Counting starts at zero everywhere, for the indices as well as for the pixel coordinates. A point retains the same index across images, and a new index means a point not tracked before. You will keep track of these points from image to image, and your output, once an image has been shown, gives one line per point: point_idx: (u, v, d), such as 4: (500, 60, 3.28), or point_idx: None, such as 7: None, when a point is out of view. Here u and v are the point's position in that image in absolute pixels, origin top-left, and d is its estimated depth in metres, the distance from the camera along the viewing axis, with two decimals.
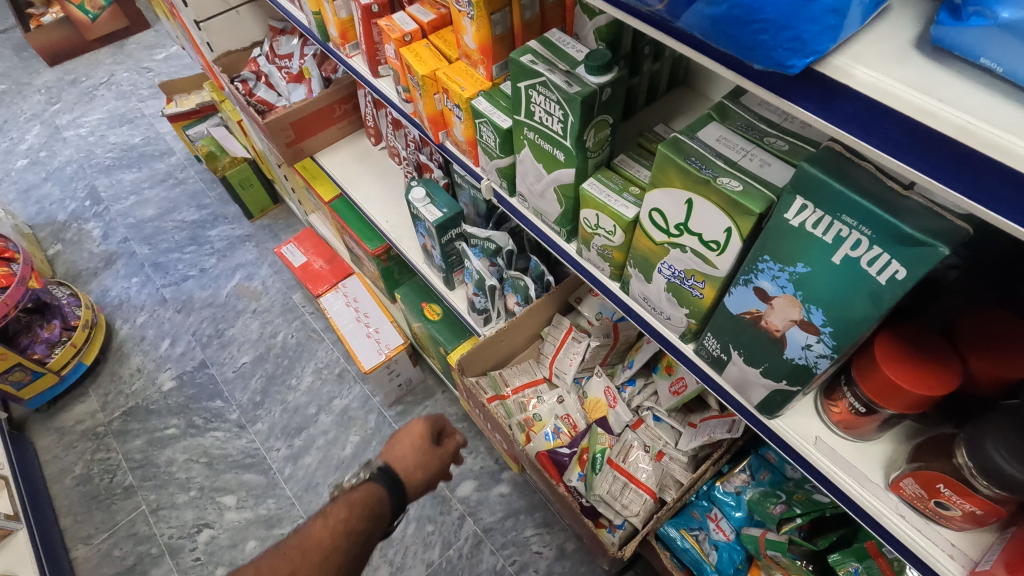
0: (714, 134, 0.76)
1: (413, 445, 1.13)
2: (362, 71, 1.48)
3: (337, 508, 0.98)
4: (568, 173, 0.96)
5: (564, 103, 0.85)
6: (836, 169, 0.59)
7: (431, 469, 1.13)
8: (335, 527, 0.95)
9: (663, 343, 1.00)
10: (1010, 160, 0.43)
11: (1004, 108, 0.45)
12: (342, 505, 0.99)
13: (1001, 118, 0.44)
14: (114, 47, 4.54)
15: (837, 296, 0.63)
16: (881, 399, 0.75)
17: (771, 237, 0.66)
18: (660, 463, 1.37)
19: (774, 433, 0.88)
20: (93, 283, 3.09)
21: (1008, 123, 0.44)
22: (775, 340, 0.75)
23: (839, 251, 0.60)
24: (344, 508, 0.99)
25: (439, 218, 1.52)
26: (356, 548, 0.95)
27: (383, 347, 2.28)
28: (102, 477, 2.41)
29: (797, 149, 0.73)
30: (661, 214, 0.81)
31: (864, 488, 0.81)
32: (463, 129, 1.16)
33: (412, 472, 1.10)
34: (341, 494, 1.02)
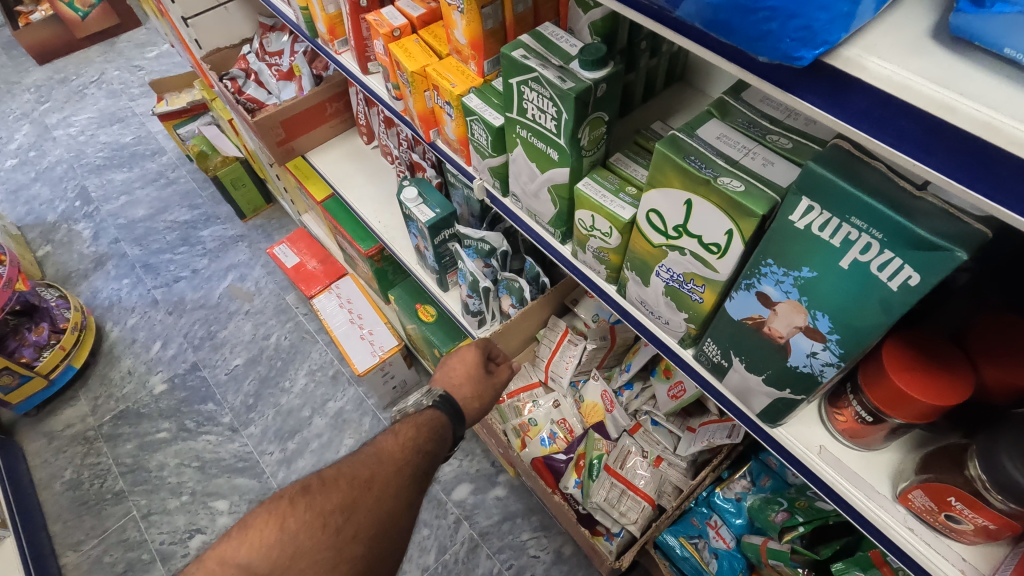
0: (715, 131, 0.72)
1: (468, 367, 1.28)
2: (351, 68, 1.44)
3: (409, 424, 1.04)
4: (563, 172, 0.92)
5: (558, 100, 0.82)
6: (845, 169, 0.55)
7: (484, 395, 1.26)
8: (409, 438, 1.00)
9: (662, 348, 0.96)
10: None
11: None
12: (412, 424, 1.04)
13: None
14: (105, 45, 4.48)
15: (845, 302, 0.60)
16: (889, 408, 0.71)
17: (775, 240, 0.63)
18: (659, 470, 1.32)
19: (777, 442, 0.85)
20: (83, 284, 3.04)
21: None
22: (778, 347, 0.72)
23: (847, 255, 0.57)
24: (414, 426, 1.04)
25: (432, 219, 1.48)
26: (428, 458, 1.00)
27: (377, 348, 2.24)
28: (92, 483, 2.37)
29: (802, 147, 0.69)
30: (659, 216, 0.77)
31: (870, 500, 0.78)
32: (455, 127, 1.12)
33: (471, 394, 1.23)
34: (410, 415, 1.08)
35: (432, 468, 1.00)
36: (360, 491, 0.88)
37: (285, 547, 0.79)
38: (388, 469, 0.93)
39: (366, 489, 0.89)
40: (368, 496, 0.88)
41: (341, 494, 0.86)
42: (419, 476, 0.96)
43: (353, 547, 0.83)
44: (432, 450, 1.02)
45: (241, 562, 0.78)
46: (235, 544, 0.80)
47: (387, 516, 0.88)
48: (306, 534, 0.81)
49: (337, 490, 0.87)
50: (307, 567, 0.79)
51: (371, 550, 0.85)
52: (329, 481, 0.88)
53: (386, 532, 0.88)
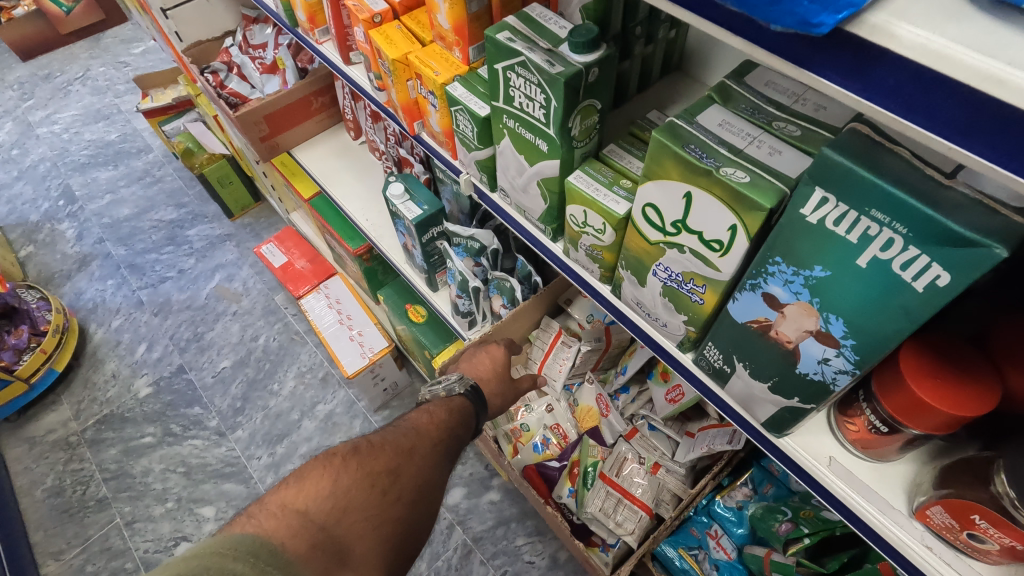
0: (716, 117, 0.66)
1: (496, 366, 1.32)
2: (332, 58, 1.37)
3: (439, 407, 1.12)
4: (553, 165, 0.86)
5: (546, 86, 0.76)
6: (864, 155, 0.49)
7: (507, 393, 1.32)
8: (441, 420, 1.09)
9: (660, 352, 0.90)
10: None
11: None
12: (441, 407, 1.13)
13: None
14: (90, 41, 4.39)
15: (862, 304, 0.54)
16: (905, 418, 0.66)
17: (784, 236, 0.57)
18: (657, 477, 1.27)
19: (783, 452, 0.80)
20: (67, 285, 2.97)
21: None
22: (786, 354, 0.66)
23: (866, 253, 0.51)
24: (444, 410, 1.12)
25: (419, 216, 1.43)
26: (456, 440, 1.08)
27: (367, 350, 2.18)
28: (74, 490, 2.30)
29: (811, 135, 0.63)
30: (656, 211, 0.72)
31: (885, 515, 0.73)
32: (439, 118, 1.06)
33: (497, 390, 1.29)
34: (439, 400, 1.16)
35: (459, 449, 1.09)
36: (403, 460, 0.95)
37: (340, 499, 0.83)
38: (426, 444, 1.01)
39: (409, 459, 0.96)
40: (410, 465, 0.95)
41: (387, 460, 0.93)
42: (450, 453, 1.05)
43: (398, 508, 0.88)
44: (460, 433, 1.10)
45: (299, 508, 0.79)
46: (291, 491, 0.81)
47: (426, 485, 0.95)
48: (358, 490, 0.85)
49: (382, 456, 0.93)
50: (359, 520, 0.83)
51: (412, 514, 0.90)
52: (374, 447, 0.94)
53: (425, 499, 0.94)
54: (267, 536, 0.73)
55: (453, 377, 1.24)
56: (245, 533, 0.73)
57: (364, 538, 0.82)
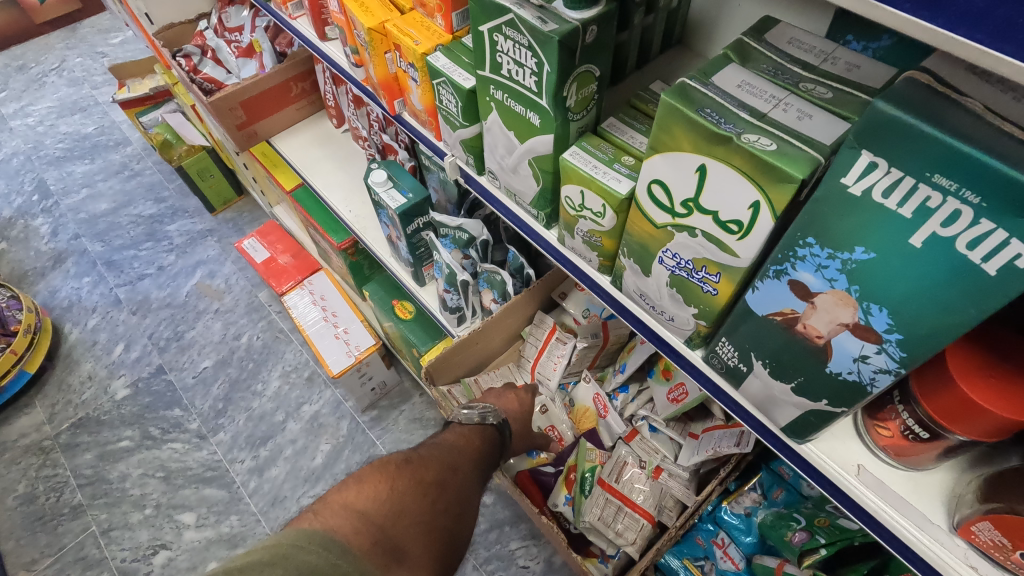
0: (735, 78, 0.57)
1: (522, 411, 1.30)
2: (308, 34, 1.27)
3: (471, 428, 1.21)
4: (545, 141, 0.77)
5: (537, 48, 0.67)
6: (927, 107, 0.40)
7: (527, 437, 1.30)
8: (477, 438, 1.18)
9: (665, 349, 0.82)
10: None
11: None
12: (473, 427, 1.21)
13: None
14: (66, 31, 4.23)
15: (914, 292, 0.46)
16: (950, 422, 0.58)
17: (819, 212, 0.48)
18: (658, 482, 1.18)
19: (805, 460, 0.71)
20: (41, 284, 2.84)
21: None
22: (816, 351, 0.57)
23: (923, 229, 0.43)
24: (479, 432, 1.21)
25: (403, 205, 1.33)
26: (488, 460, 1.17)
27: (353, 348, 2.09)
28: (47, 497, 2.19)
29: (845, 97, 0.55)
30: (664, 188, 0.63)
31: (923, 531, 0.64)
32: (421, 94, 0.97)
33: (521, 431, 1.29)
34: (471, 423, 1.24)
35: (490, 469, 1.17)
36: (447, 474, 1.04)
37: (396, 502, 0.91)
38: (465, 461, 1.11)
39: (452, 473, 1.05)
40: (453, 479, 1.05)
41: (434, 472, 1.02)
42: (484, 471, 1.14)
43: (444, 518, 0.97)
44: (491, 454, 1.19)
45: (359, 509, 0.85)
46: (352, 493, 0.88)
47: (466, 500, 1.04)
48: (412, 497, 0.93)
49: (430, 469, 1.02)
50: (413, 524, 0.90)
51: (455, 524, 0.98)
52: (423, 460, 1.04)
53: (463, 513, 1.02)
54: (334, 532, 0.79)
55: (483, 406, 1.26)
56: (313, 527, 0.78)
57: (417, 541, 0.89)
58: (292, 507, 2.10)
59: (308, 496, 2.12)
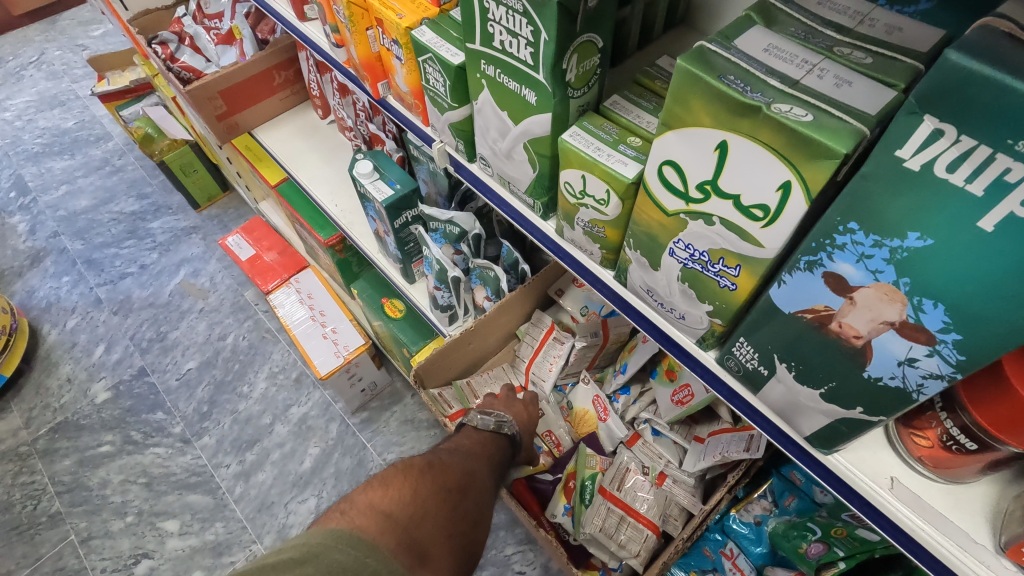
0: (760, 41, 0.50)
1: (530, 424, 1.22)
2: (286, 15, 1.19)
3: (487, 432, 1.13)
4: (542, 121, 0.69)
5: (533, 13, 0.59)
6: (1015, 61, 0.33)
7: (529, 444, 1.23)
8: (493, 444, 1.11)
9: (674, 350, 0.75)
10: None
11: None
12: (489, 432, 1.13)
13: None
14: (45, 23, 4.10)
15: (981, 283, 0.39)
16: (1001, 431, 0.51)
17: (868, 191, 0.41)
18: (663, 488, 1.12)
19: (832, 473, 0.65)
20: (18, 283, 2.74)
21: None
22: (852, 353, 0.51)
23: (999, 208, 0.36)
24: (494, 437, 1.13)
25: (390, 197, 1.25)
26: (503, 468, 1.09)
27: (342, 349, 2.00)
28: (24, 505, 2.10)
29: (887, 62, 0.48)
30: (677, 170, 0.55)
31: (966, 554, 0.57)
32: (406, 74, 0.89)
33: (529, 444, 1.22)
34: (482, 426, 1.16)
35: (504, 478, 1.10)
36: (467, 479, 0.96)
37: (421, 506, 0.83)
38: (482, 466, 1.03)
39: (472, 479, 0.98)
40: (473, 485, 0.97)
41: (455, 478, 0.94)
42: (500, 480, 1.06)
43: (465, 524, 0.88)
44: (505, 463, 1.11)
45: (384, 510, 0.77)
46: (376, 493, 0.80)
47: (485, 507, 0.96)
48: (435, 501, 0.85)
49: (452, 473, 0.94)
50: (437, 528, 0.82)
51: (476, 531, 0.90)
52: (444, 464, 0.96)
53: (483, 521, 0.94)
54: (361, 531, 0.71)
55: (498, 413, 1.18)
56: (340, 524, 0.71)
57: (440, 547, 0.81)
58: (279, 514, 2.02)
59: (297, 501, 2.04)
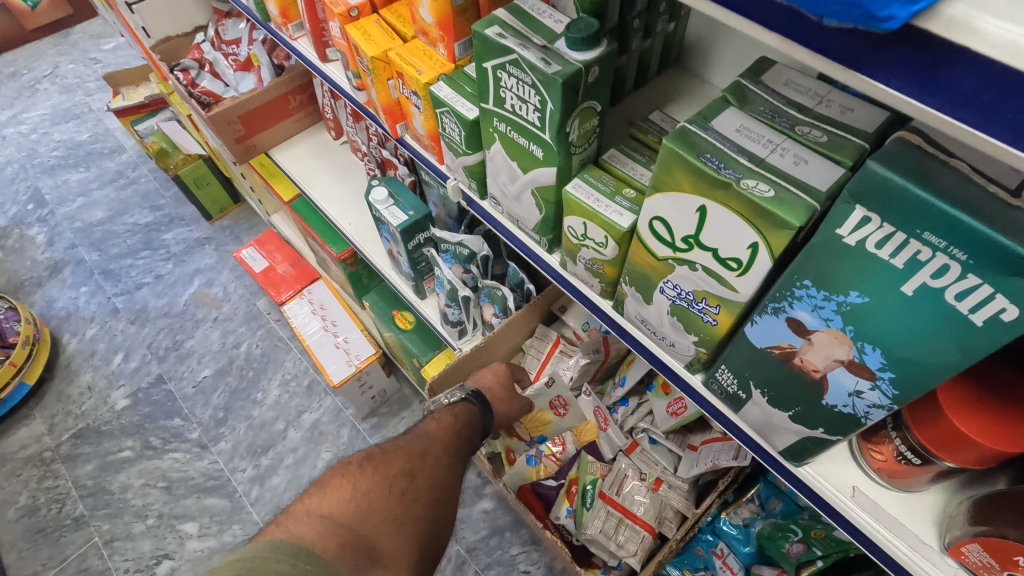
0: (732, 122, 0.59)
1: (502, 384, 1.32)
2: (308, 56, 1.28)
3: (443, 416, 1.16)
4: (548, 173, 0.79)
5: (541, 87, 0.68)
6: (919, 172, 0.43)
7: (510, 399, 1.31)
8: (447, 424, 1.14)
9: (665, 372, 0.84)
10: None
11: None
12: (446, 414, 1.17)
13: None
14: (58, 37, 4.20)
15: (906, 336, 0.48)
16: (941, 450, 0.60)
17: (817, 259, 0.50)
18: (659, 493, 1.21)
19: (802, 482, 0.74)
20: (37, 293, 2.84)
21: None
22: (812, 383, 0.60)
23: (914, 279, 0.45)
24: (449, 416, 1.16)
25: (405, 222, 1.35)
26: (465, 451, 1.12)
27: (353, 358, 2.10)
28: (49, 508, 2.20)
29: (839, 141, 0.57)
30: (665, 225, 0.65)
31: (916, 552, 0.67)
32: (424, 121, 0.98)
33: (501, 398, 1.30)
34: (442, 409, 1.20)
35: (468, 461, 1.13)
36: (416, 462, 1.00)
37: (363, 502, 0.88)
38: (436, 445, 1.07)
39: (422, 461, 1.01)
40: (424, 466, 1.01)
41: (402, 463, 0.98)
42: (461, 461, 1.09)
43: (418, 506, 0.93)
44: (465, 442, 1.14)
45: (325, 515, 0.82)
46: (314, 500, 0.84)
47: (440, 483, 1.01)
48: (377, 494, 0.90)
49: (397, 460, 0.98)
50: (384, 520, 0.87)
51: (431, 511, 0.95)
52: (389, 453, 0.99)
53: (439, 497, 0.99)
54: (301, 540, 0.76)
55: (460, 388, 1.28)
56: (278, 537, 0.75)
57: (390, 539, 0.86)
58: None
59: None
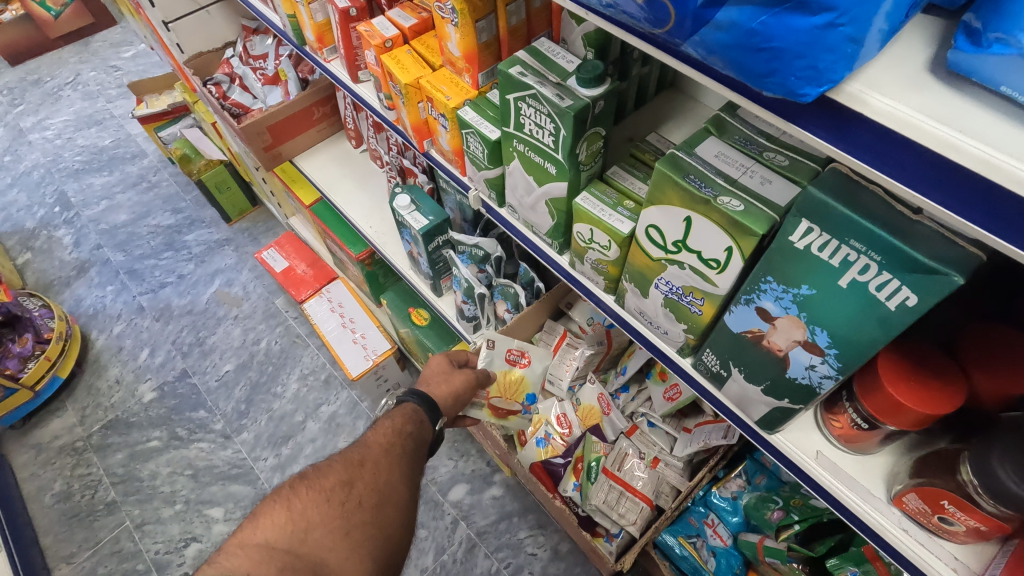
0: (712, 149, 0.73)
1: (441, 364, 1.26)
2: (340, 76, 1.42)
3: (387, 420, 1.07)
4: (561, 186, 0.93)
5: (556, 117, 0.82)
6: (845, 195, 0.57)
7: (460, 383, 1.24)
8: (390, 426, 1.04)
9: (661, 357, 0.98)
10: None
11: (985, 120, 0.43)
12: (389, 417, 1.08)
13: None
14: (79, 46, 4.35)
15: (844, 320, 0.62)
16: (884, 416, 0.73)
17: (776, 259, 0.64)
18: (656, 470, 1.35)
19: (775, 448, 0.88)
20: (66, 292, 2.98)
21: (995, 138, 0.42)
22: (778, 360, 0.73)
23: (847, 274, 0.59)
24: (391, 419, 1.07)
25: (426, 226, 1.48)
26: (417, 451, 1.03)
27: (370, 352, 2.23)
28: (83, 494, 2.33)
29: (798, 164, 0.71)
30: (659, 231, 0.79)
31: (867, 503, 0.81)
32: (449, 139, 1.12)
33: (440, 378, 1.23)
34: (385, 412, 1.10)
35: (423, 463, 1.04)
36: (356, 469, 0.92)
37: (300, 522, 0.81)
38: (377, 448, 0.98)
39: (362, 466, 0.93)
40: (365, 472, 0.92)
41: (340, 472, 0.90)
42: (413, 461, 1.01)
43: (363, 514, 0.86)
44: (416, 441, 1.05)
45: (263, 541, 0.77)
46: (247, 529, 0.79)
47: (386, 486, 0.92)
48: (315, 509, 0.83)
49: (333, 471, 0.90)
50: (325, 537, 0.80)
51: (379, 516, 0.87)
52: (325, 466, 0.91)
53: (389, 500, 0.91)
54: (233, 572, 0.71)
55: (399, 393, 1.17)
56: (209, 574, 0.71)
57: (335, 552, 0.80)
58: None
59: None
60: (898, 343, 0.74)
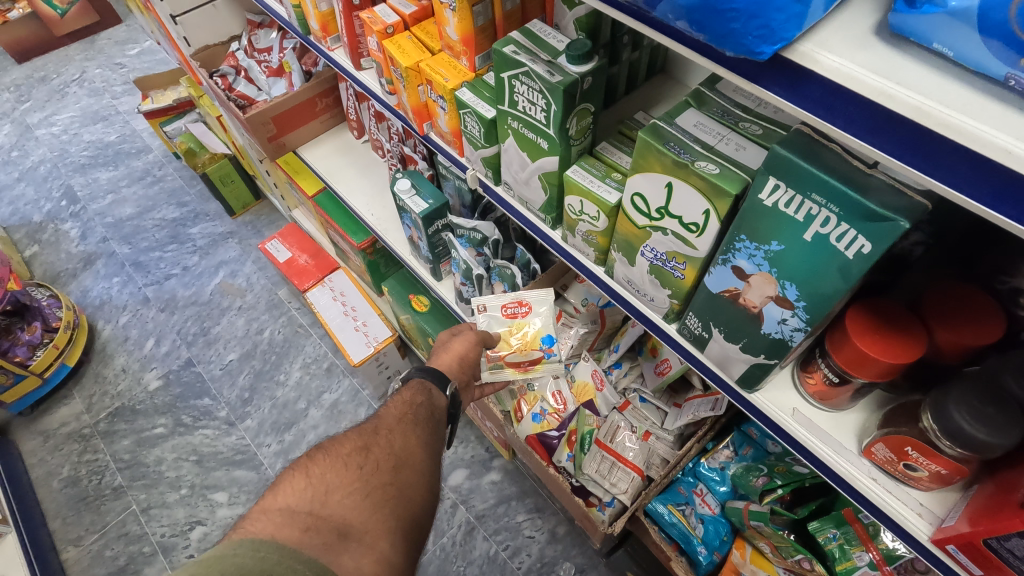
0: (691, 120, 0.79)
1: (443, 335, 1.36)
2: (344, 64, 1.48)
3: (397, 396, 1.12)
4: (552, 161, 0.98)
5: (547, 93, 0.88)
6: (807, 152, 0.62)
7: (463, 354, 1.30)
8: (401, 400, 1.09)
9: (647, 324, 1.03)
10: (977, 146, 0.45)
11: (919, 75, 0.48)
12: (400, 393, 1.13)
13: (979, 110, 0.45)
14: (85, 43, 4.41)
15: (810, 271, 0.67)
16: (853, 369, 0.78)
17: (748, 217, 0.69)
18: (647, 443, 1.42)
19: (754, 407, 0.93)
20: (72, 284, 3.03)
21: (928, 90, 0.47)
22: (753, 317, 0.79)
23: (810, 228, 0.64)
24: (401, 395, 1.12)
25: (426, 210, 1.53)
26: (430, 421, 1.08)
27: (371, 339, 2.28)
28: (90, 479, 2.38)
29: (770, 133, 0.76)
30: (643, 199, 0.84)
31: (839, 455, 0.86)
32: (448, 120, 1.18)
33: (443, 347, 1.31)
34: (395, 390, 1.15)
35: (438, 431, 1.07)
36: (371, 438, 0.96)
37: (321, 486, 0.84)
38: (390, 419, 1.03)
39: (376, 435, 0.97)
40: (379, 439, 0.96)
41: (356, 441, 0.94)
42: (426, 429, 1.04)
43: (381, 475, 0.89)
44: (428, 412, 1.09)
45: (285, 506, 0.80)
46: (269, 497, 0.82)
47: (402, 451, 0.96)
48: (334, 474, 0.87)
49: (349, 441, 0.94)
50: (345, 499, 0.84)
51: (397, 477, 0.91)
52: (342, 438, 0.95)
53: (406, 463, 0.94)
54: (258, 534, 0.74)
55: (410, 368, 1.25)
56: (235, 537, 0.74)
57: (357, 511, 0.83)
58: None
59: None
60: (865, 301, 0.79)
